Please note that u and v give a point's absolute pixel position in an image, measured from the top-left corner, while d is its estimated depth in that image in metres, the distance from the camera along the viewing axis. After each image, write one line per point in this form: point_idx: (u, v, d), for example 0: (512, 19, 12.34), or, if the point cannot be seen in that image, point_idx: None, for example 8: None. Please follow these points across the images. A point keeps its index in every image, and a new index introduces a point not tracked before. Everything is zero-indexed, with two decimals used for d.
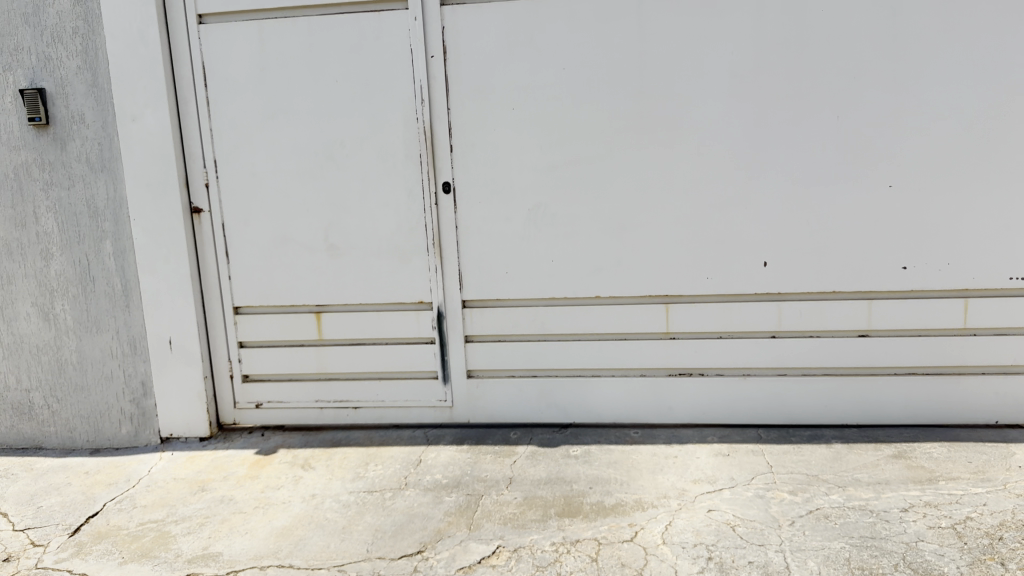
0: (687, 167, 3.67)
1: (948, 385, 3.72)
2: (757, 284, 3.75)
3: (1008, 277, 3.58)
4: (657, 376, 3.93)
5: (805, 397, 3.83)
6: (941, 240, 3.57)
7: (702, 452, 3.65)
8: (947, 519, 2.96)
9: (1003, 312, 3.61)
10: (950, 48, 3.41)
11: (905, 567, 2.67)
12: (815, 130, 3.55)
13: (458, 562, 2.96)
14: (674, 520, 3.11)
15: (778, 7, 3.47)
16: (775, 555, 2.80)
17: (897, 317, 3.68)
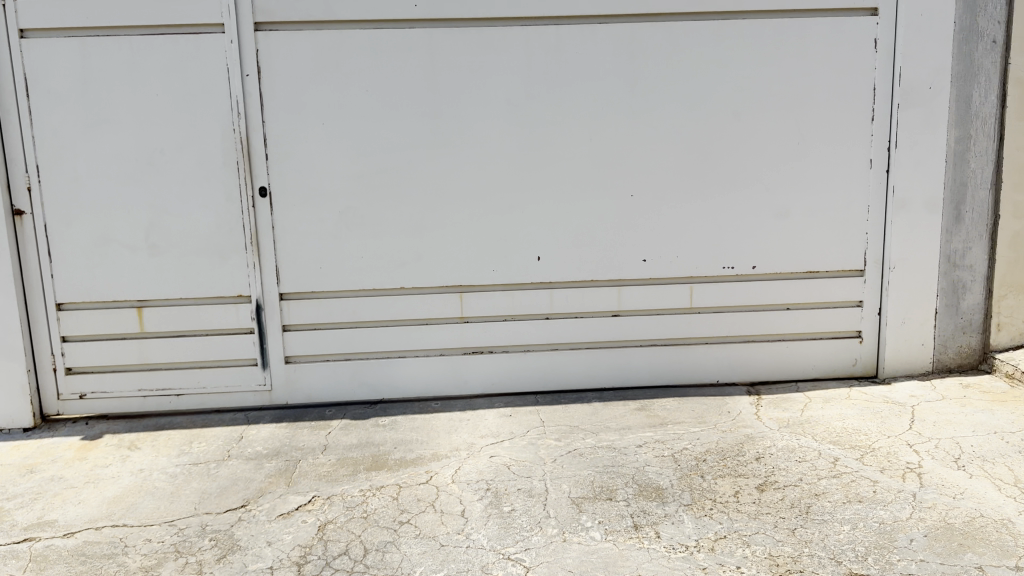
0: (473, 176, 4.38)
1: (683, 353, 4.65)
2: (532, 274, 4.51)
3: (722, 266, 4.55)
4: (453, 355, 4.61)
5: (573, 367, 4.64)
6: (672, 237, 4.50)
7: (490, 415, 4.37)
8: (669, 449, 3.83)
9: (720, 294, 4.57)
10: (673, 85, 4.34)
11: (632, 483, 3.49)
12: (574, 148, 4.38)
13: (278, 510, 3.47)
14: (461, 465, 3.80)
15: (541, 47, 4.27)
16: (538, 482, 3.55)
17: (642, 300, 4.57)
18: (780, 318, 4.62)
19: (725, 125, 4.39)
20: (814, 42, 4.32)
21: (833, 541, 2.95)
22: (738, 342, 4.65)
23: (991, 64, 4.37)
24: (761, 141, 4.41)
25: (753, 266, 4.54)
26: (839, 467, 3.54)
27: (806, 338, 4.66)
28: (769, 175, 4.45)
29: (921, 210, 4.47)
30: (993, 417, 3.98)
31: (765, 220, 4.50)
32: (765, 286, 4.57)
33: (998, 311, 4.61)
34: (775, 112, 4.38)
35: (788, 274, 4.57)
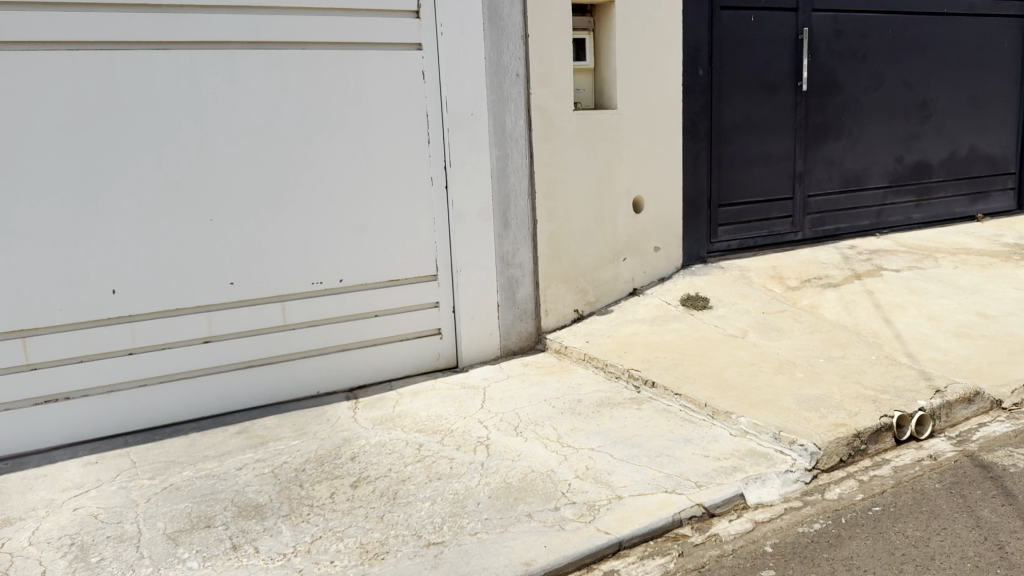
0: (26, 208, 4.04)
1: (280, 370, 4.75)
2: (108, 308, 4.28)
3: (309, 282, 4.75)
4: (21, 407, 4.17)
5: (166, 401, 4.49)
6: (256, 258, 4.60)
7: (73, 466, 4.06)
8: (268, 465, 3.94)
9: (310, 310, 4.77)
10: (240, 111, 4.44)
11: (231, 506, 3.54)
12: (141, 174, 4.26)
13: None
14: (39, 525, 3.50)
15: (92, 73, 4.10)
16: (130, 525, 3.42)
17: (233, 323, 4.58)
18: (369, 325, 4.96)
19: (296, 148, 4.60)
20: (370, 71, 4.74)
21: (415, 518, 3.34)
22: (332, 353, 4.89)
23: (517, 94, 5.20)
24: (332, 162, 4.71)
25: (339, 279, 4.83)
26: (422, 452, 3.98)
27: (394, 341, 5.06)
28: (343, 193, 4.77)
29: (476, 218, 5.14)
30: (545, 388, 4.77)
31: (345, 235, 4.80)
32: (351, 297, 4.88)
33: (544, 299, 5.50)
34: (342, 135, 4.71)
35: (372, 284, 4.93)
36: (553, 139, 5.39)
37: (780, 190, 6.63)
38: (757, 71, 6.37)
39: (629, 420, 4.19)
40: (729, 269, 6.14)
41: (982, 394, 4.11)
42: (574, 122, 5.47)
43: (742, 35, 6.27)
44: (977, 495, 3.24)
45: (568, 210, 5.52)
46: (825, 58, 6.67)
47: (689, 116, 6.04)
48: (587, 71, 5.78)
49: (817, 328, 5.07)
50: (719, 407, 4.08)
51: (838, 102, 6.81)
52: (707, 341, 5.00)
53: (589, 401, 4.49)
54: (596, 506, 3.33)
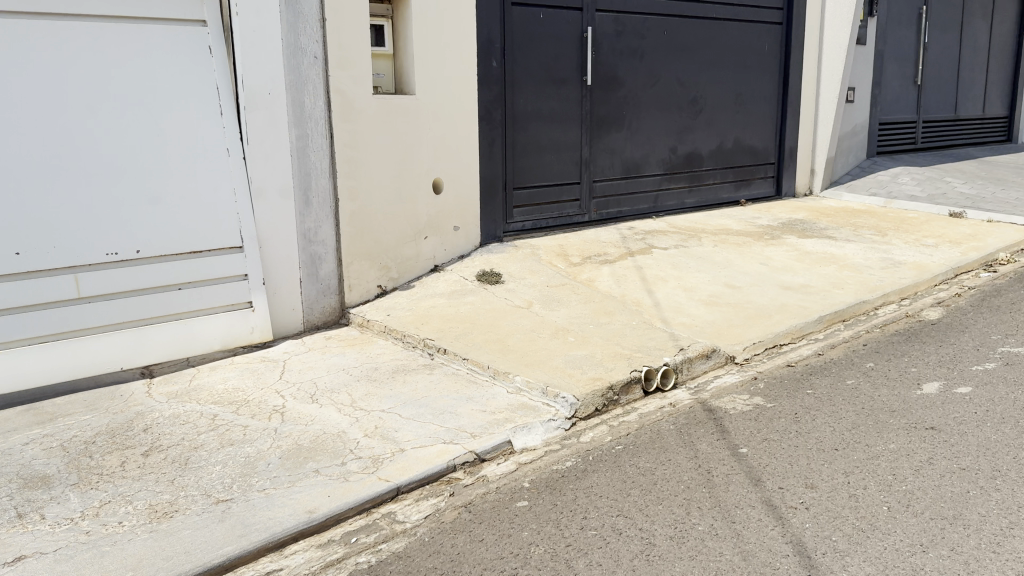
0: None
1: (76, 347, 4.59)
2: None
3: (104, 254, 4.65)
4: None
5: None
6: (43, 227, 4.46)
7: None
8: (55, 440, 3.95)
9: (105, 282, 4.67)
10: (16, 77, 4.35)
11: (15, 480, 3.55)
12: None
13: None
14: None
15: None
16: None
17: (19, 296, 4.42)
18: (172, 299, 4.91)
19: (81, 118, 4.55)
20: (156, 45, 4.76)
21: (206, 480, 3.52)
22: (133, 327, 4.78)
23: (315, 75, 5.38)
24: (122, 132, 4.68)
25: (136, 250, 4.75)
26: (218, 421, 4.14)
27: (202, 315, 5.03)
28: (135, 165, 4.73)
29: (276, 196, 5.28)
30: (343, 357, 5.04)
31: (140, 205, 4.76)
32: (151, 269, 4.82)
33: (347, 275, 5.73)
34: (131, 106, 4.69)
35: (173, 256, 4.89)
36: (353, 120, 5.62)
37: (569, 174, 7.22)
38: (547, 63, 6.90)
39: (419, 383, 4.55)
40: (521, 247, 6.65)
41: (719, 351, 4.82)
42: (373, 106, 5.73)
43: (533, 30, 6.77)
44: (701, 432, 3.87)
45: (369, 189, 5.78)
46: (608, 54, 7.32)
47: (484, 103, 6.46)
48: (385, 57, 6.05)
49: (592, 298, 5.67)
50: (499, 368, 4.54)
51: (620, 95, 7.49)
52: (495, 312, 5.45)
53: (383, 369, 4.81)
54: (379, 458, 3.66)
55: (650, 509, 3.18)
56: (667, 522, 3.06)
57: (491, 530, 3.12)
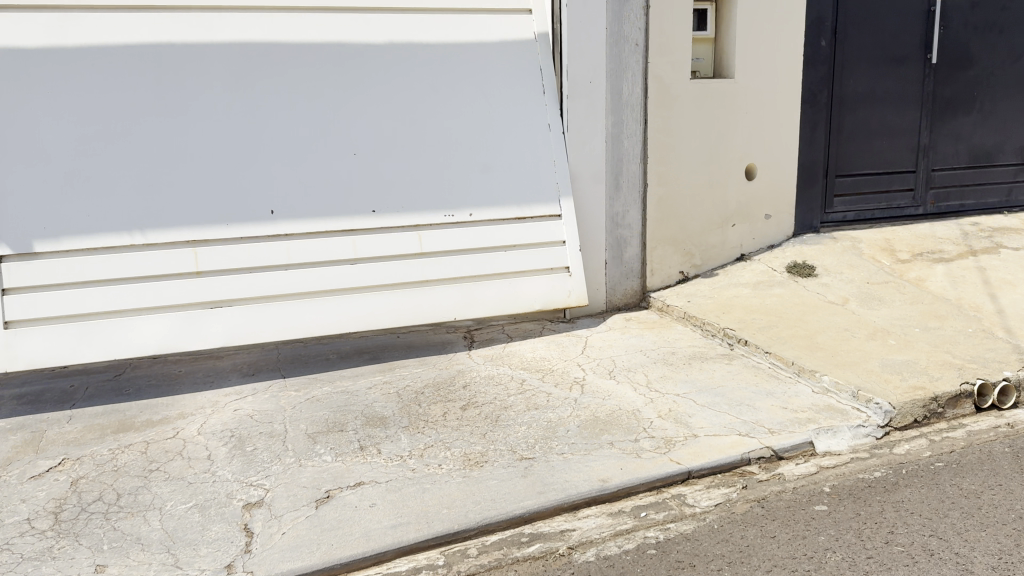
0: (201, 138, 4.54)
1: (417, 297, 4.85)
2: (267, 226, 4.60)
3: (442, 215, 4.96)
4: (188, 313, 4.43)
5: (317, 315, 4.63)
6: (394, 190, 4.89)
7: (234, 376, 4.83)
8: (391, 387, 4.53)
9: (444, 239, 4.94)
10: (377, 62, 4.94)
11: (359, 417, 4.15)
12: (295, 114, 4.74)
13: (28, 473, 3.70)
14: (208, 419, 4.25)
15: (258, 28, 4.70)
16: (279, 425, 4.12)
17: (375, 246, 4.79)
18: (501, 258, 5.06)
19: (426, 98, 5.02)
20: (488, 34, 5.20)
21: (512, 437, 3.83)
22: (465, 283, 4.97)
23: (634, 63, 5.50)
24: (459, 110, 5.09)
25: (469, 213, 5.02)
26: (525, 386, 4.44)
27: (525, 275, 5.11)
28: (470, 138, 5.10)
29: (589, 180, 5.50)
30: (643, 339, 5.14)
31: (473, 174, 5.06)
32: (483, 230, 5.03)
33: (650, 260, 5.81)
34: (466, 88, 5.12)
35: (501, 219, 5.09)
36: (668, 106, 5.66)
37: (901, 163, 6.60)
38: (885, 42, 6.34)
39: (718, 372, 4.50)
40: (840, 239, 6.22)
41: None
42: (689, 91, 5.72)
43: (872, 6, 6.26)
44: None
45: (680, 175, 5.80)
46: (961, 29, 6.54)
47: (809, 85, 6.11)
48: (707, 42, 5.99)
49: (918, 299, 5.17)
50: (804, 365, 4.33)
51: (973, 75, 6.66)
52: (804, 306, 5.20)
53: (683, 353, 4.83)
54: (673, 440, 3.71)
55: (972, 535, 2.86)
56: (991, 552, 2.74)
57: (785, 528, 3.03)
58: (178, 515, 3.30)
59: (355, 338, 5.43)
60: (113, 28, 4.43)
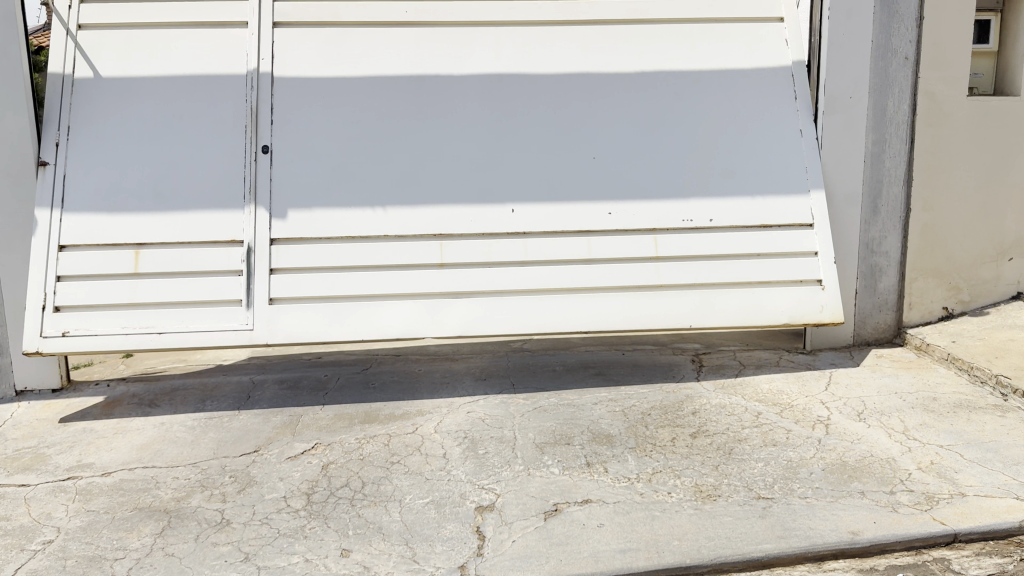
0: (452, 140, 4.69)
1: (653, 301, 4.62)
2: (507, 224, 4.62)
3: (682, 220, 4.71)
4: (431, 299, 4.53)
5: (550, 312, 4.57)
6: (634, 193, 4.71)
7: (468, 379, 5.01)
8: (619, 405, 4.47)
9: (683, 244, 4.68)
10: (623, 66, 4.84)
11: (587, 432, 4.13)
12: (541, 118, 4.75)
13: (287, 453, 4.06)
14: (443, 419, 4.43)
15: (510, 38, 4.81)
16: (508, 432, 4.19)
17: (611, 247, 4.64)
18: (743, 266, 4.71)
19: (669, 103, 4.83)
20: (742, 39, 4.95)
21: (748, 473, 3.63)
22: (704, 290, 4.67)
23: (903, 78, 5.05)
24: (707, 114, 4.85)
25: (710, 219, 4.72)
26: (761, 419, 4.20)
27: (769, 286, 4.72)
28: (718, 143, 4.82)
29: (842, 202, 5.15)
30: (897, 380, 4.69)
31: (718, 179, 4.78)
32: (725, 237, 4.72)
33: (910, 292, 5.30)
34: (711, 92, 4.87)
35: (745, 226, 4.74)
36: (939, 125, 5.15)
37: None
38: None
39: (989, 425, 4.00)
40: None
41: None
42: (966, 109, 5.17)
43: None
44: None
45: (949, 201, 5.24)
46: None
47: None
48: (989, 56, 5.41)
49: None
50: None
51: None
52: None
53: (944, 400, 4.35)
54: (935, 497, 3.34)
55: None
56: None
57: None
58: (415, 510, 3.46)
59: (583, 352, 5.44)
60: (382, 39, 4.73)
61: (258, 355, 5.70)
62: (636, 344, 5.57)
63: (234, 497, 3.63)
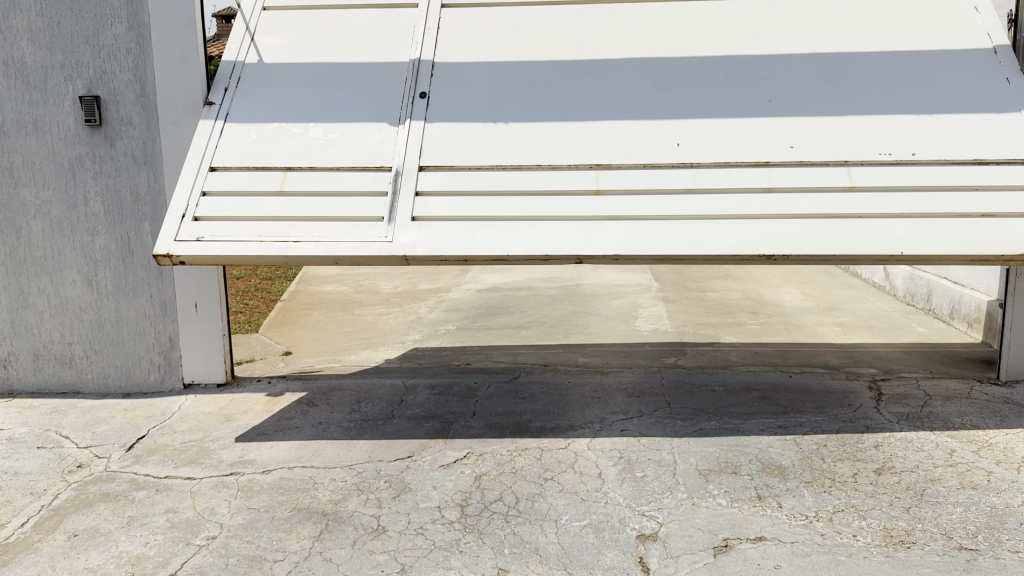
0: (613, 86, 4.39)
1: (856, 231, 3.77)
2: (672, 156, 4.08)
3: (879, 153, 4.01)
4: (584, 223, 3.90)
5: (724, 232, 3.80)
6: (819, 129, 4.12)
7: (620, 395, 4.80)
8: (789, 433, 4.13)
9: (882, 177, 3.93)
10: (795, 30, 4.54)
11: (755, 460, 3.83)
12: (709, 69, 4.43)
13: (440, 461, 3.99)
14: (596, 436, 4.23)
15: (677, 13, 4.70)
16: (667, 454, 3.95)
17: (795, 177, 3.96)
18: (960, 199, 3.86)
19: (851, 57, 4.38)
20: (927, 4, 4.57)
21: (945, 519, 3.23)
22: (914, 220, 3.81)
23: None
24: (896, 61, 4.35)
25: (912, 153, 3.99)
26: (955, 457, 3.77)
27: (1001, 219, 3.79)
28: (913, 86, 4.24)
29: None
30: None
31: (917, 118, 4.13)
32: (933, 170, 3.94)
33: None
34: (900, 49, 4.38)
35: (956, 159, 3.95)
36: None
37: None
38: None
39: None
40: None
41: None
42: None
43: None
44: None
45: None
46: None
47: None
48: None
49: None
50: None
51: None
52: None
53: None
54: None
55: None
56: None
57: None
58: (572, 533, 3.28)
59: (744, 372, 5.11)
60: (547, 16, 4.76)
61: (408, 359, 5.72)
62: (804, 367, 5.19)
63: (388, 504, 3.59)
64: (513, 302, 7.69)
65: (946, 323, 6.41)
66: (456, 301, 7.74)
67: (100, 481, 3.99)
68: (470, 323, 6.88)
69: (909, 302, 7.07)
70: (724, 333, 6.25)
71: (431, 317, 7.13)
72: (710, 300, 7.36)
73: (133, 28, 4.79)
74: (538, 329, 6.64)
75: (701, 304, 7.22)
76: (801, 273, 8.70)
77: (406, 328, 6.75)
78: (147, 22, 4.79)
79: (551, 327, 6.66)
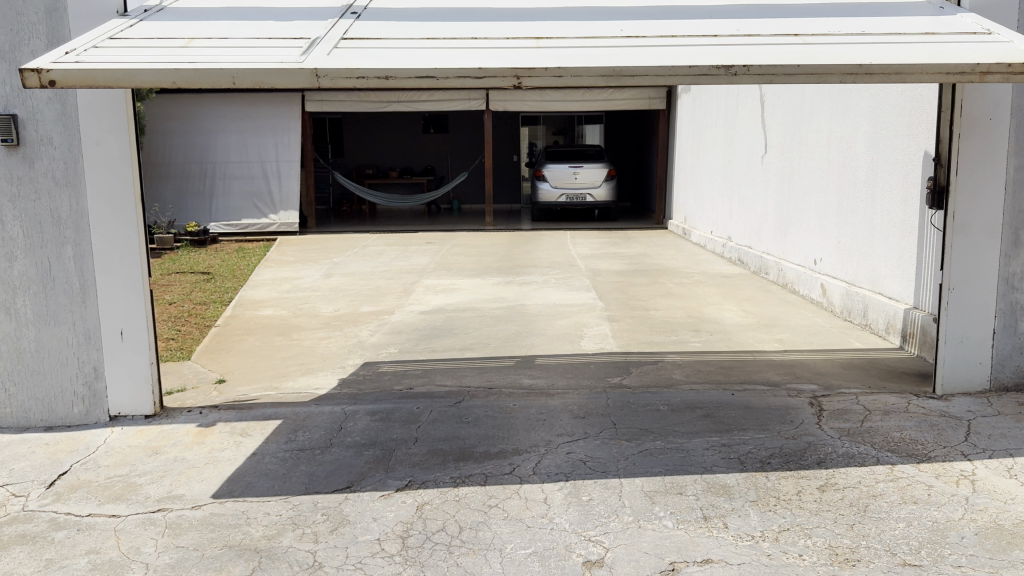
0: (553, 15, 4.50)
1: (814, 56, 3.77)
2: (616, 34, 4.13)
3: (822, 30, 4.13)
4: (527, 56, 3.84)
5: (678, 54, 3.81)
6: (760, 23, 4.25)
7: (565, 416, 4.71)
8: (733, 452, 4.12)
9: (834, 37, 4.02)
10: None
11: (702, 481, 3.78)
12: (646, 8, 4.59)
13: (380, 491, 3.86)
14: (542, 459, 4.14)
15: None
16: (613, 477, 3.87)
17: (746, 40, 4.02)
18: (921, 44, 3.90)
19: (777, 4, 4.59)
20: None
21: (889, 535, 3.23)
22: (870, 47, 3.84)
23: None
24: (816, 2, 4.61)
25: (860, 30, 4.11)
26: (896, 472, 3.80)
27: (962, 47, 3.82)
28: (841, 9, 4.46)
29: (980, 234, 4.70)
30: None
31: (849, 18, 4.32)
32: (882, 33, 4.05)
33: None
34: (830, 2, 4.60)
35: (904, 30, 4.06)
36: None
37: None
38: None
39: None
40: None
41: None
42: None
43: None
44: None
45: None
46: None
47: None
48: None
49: None
50: None
51: None
52: None
53: None
54: None
55: None
56: None
57: None
58: (517, 562, 3.18)
59: (687, 390, 5.08)
60: None
61: (348, 385, 5.55)
62: (745, 384, 5.20)
63: (325, 538, 3.45)
64: (457, 323, 7.59)
65: (882, 338, 6.51)
66: (398, 324, 7.60)
67: (16, 522, 3.75)
68: (412, 345, 6.74)
69: (846, 317, 7.17)
70: (667, 350, 6.23)
71: (372, 340, 6.97)
72: (653, 318, 7.36)
73: (52, 43, 4.59)
74: (482, 350, 6.53)
75: (644, 322, 7.22)
76: (742, 290, 8.80)
77: (346, 353, 6.58)
78: (66, 37, 4.59)
79: (495, 348, 6.57)
